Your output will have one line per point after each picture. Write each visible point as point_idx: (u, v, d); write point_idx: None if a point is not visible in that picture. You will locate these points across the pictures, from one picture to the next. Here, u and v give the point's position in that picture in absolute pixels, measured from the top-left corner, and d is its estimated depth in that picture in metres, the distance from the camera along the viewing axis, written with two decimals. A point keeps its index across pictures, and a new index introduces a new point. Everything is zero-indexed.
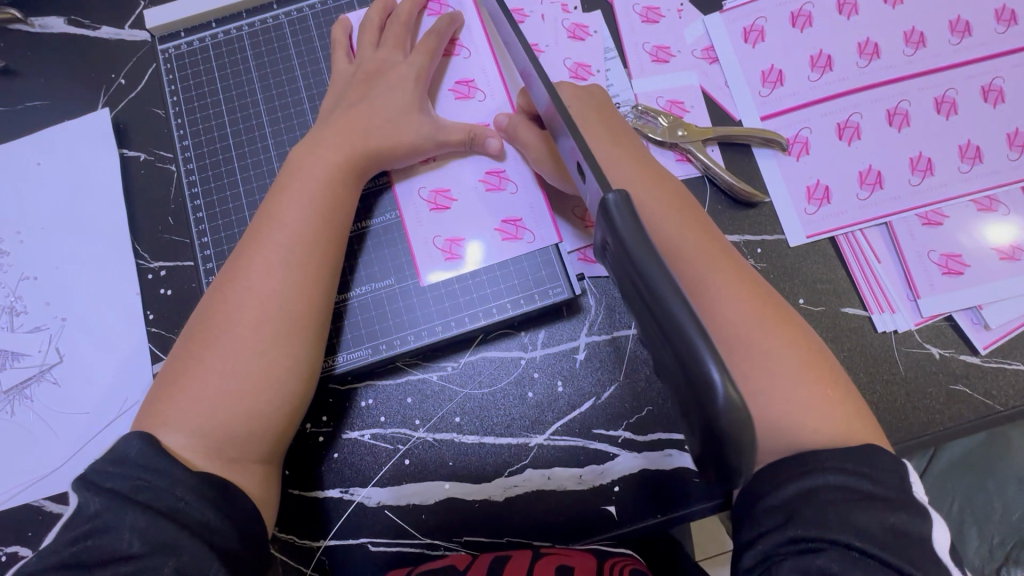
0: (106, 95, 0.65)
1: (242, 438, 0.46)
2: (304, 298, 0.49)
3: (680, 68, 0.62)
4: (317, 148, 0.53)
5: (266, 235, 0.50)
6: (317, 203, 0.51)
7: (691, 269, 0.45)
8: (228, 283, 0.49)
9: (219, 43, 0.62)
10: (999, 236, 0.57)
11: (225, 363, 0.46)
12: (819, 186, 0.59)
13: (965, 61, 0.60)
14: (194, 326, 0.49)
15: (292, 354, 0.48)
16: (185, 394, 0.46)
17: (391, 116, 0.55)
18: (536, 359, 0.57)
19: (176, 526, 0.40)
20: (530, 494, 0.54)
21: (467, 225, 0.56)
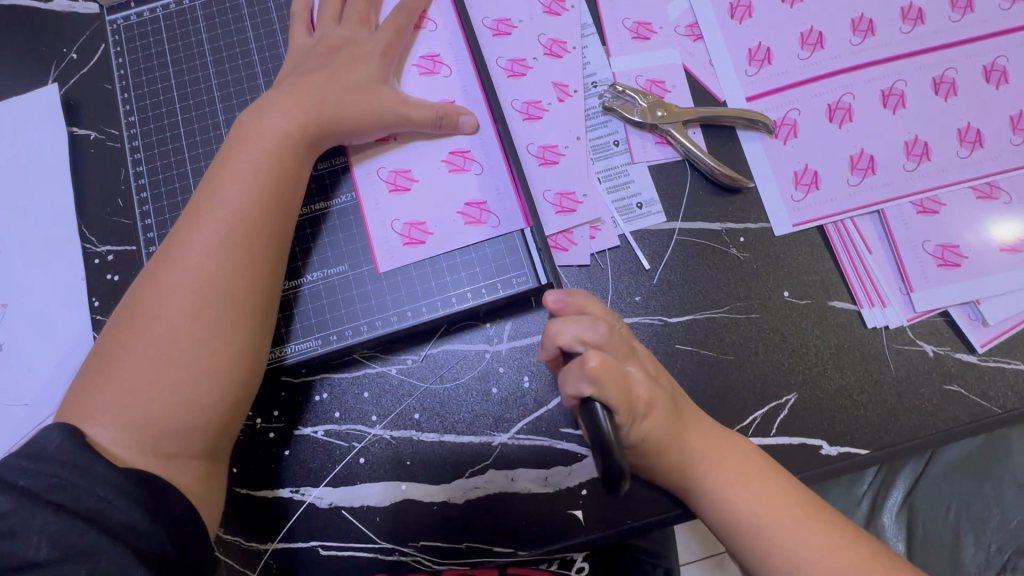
0: (56, 71, 0.62)
1: (180, 432, 0.43)
2: (246, 283, 0.45)
3: (662, 46, 0.58)
4: (264, 121, 0.49)
5: (205, 215, 0.46)
6: (262, 179, 0.47)
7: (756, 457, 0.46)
8: (163, 265, 0.45)
9: (171, 15, 0.58)
10: (1002, 232, 0.53)
11: (159, 351, 0.43)
12: (807, 171, 0.55)
13: (966, 39, 0.56)
14: (125, 311, 0.45)
15: (234, 344, 0.44)
16: (115, 384, 0.42)
17: (349, 91, 0.51)
18: (501, 353, 0.53)
19: (94, 530, 0.37)
20: (492, 497, 0.51)
21: (428, 208, 0.52)
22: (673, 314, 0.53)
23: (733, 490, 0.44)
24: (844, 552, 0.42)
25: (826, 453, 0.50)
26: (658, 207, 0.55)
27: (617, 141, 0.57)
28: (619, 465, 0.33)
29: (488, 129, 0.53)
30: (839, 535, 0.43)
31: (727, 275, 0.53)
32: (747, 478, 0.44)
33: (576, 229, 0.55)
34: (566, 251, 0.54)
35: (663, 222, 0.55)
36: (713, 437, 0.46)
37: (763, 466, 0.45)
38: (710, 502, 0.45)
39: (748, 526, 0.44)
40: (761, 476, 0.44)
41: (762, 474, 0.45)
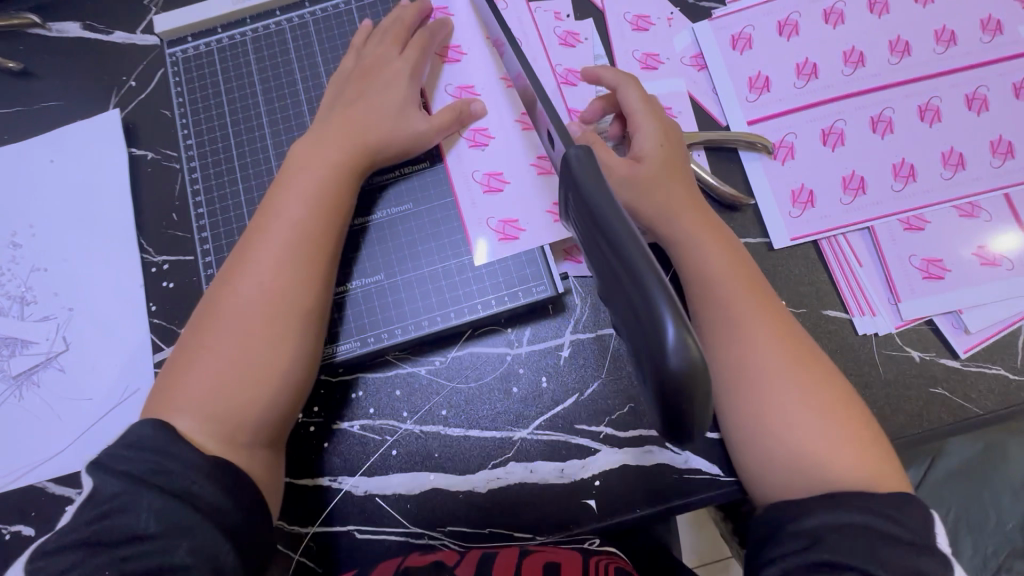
0: (117, 97, 0.68)
1: (251, 424, 0.47)
2: (304, 292, 0.50)
3: (669, 75, 0.64)
4: (318, 148, 0.55)
5: (266, 231, 0.51)
6: (320, 198, 0.53)
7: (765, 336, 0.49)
8: (233, 275, 0.51)
9: (224, 48, 0.65)
10: (1002, 246, 0.57)
11: (229, 351, 0.48)
12: (803, 190, 0.60)
13: (950, 70, 0.61)
14: (199, 318, 0.50)
15: (293, 344, 0.49)
16: (193, 379, 0.47)
17: (394, 116, 0.57)
18: (522, 355, 0.58)
19: (189, 507, 0.42)
20: (512, 486, 0.56)
21: (521, 206, 0.57)
22: None
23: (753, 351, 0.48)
24: (822, 397, 0.47)
25: None
26: None
27: None
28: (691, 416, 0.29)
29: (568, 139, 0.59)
30: (821, 387, 0.48)
31: None
32: (756, 308, 0.49)
33: None
34: (581, 263, 0.59)
35: None
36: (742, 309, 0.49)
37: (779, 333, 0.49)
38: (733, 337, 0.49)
39: (748, 368, 0.48)
40: (763, 305, 0.50)
41: (741, 265, 0.51)
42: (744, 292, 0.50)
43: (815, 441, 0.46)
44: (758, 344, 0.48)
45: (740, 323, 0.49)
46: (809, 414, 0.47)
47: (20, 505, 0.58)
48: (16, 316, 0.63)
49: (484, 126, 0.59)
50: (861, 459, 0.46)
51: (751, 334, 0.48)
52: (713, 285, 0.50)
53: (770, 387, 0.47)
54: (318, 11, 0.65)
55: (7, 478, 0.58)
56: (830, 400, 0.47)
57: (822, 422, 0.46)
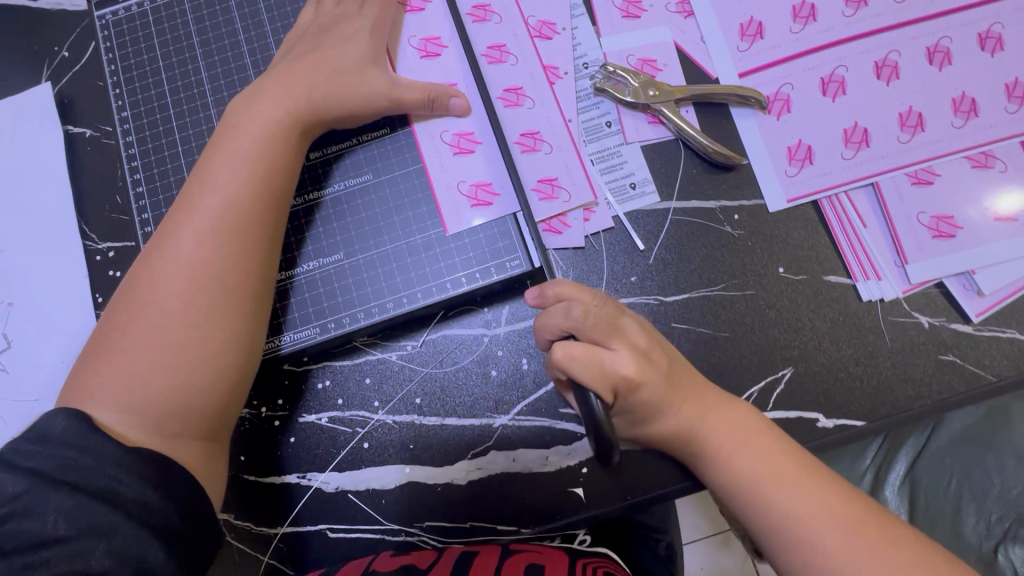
0: (48, 68, 0.62)
1: (182, 411, 0.42)
2: (240, 268, 0.45)
3: (653, 24, 0.58)
4: (256, 108, 0.49)
5: (198, 200, 0.46)
6: (254, 166, 0.47)
7: (734, 427, 0.45)
8: (157, 251, 0.45)
9: (159, 8, 0.58)
10: (997, 199, 0.53)
11: (156, 334, 0.43)
12: (801, 146, 0.55)
13: (958, 7, 0.55)
14: (120, 298, 0.45)
15: (227, 328, 0.44)
16: (115, 363, 0.42)
17: (346, 75, 0.51)
18: (500, 336, 0.54)
19: (109, 508, 0.36)
20: (494, 477, 0.52)
21: (494, 169, 0.52)
22: (669, 293, 0.53)
23: (726, 448, 0.44)
24: (834, 511, 0.41)
25: (823, 425, 0.50)
26: (652, 187, 0.55)
27: (609, 122, 0.57)
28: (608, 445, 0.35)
29: (554, 111, 0.56)
30: (833, 496, 0.42)
31: (723, 252, 0.54)
32: (774, 474, 0.43)
33: (569, 212, 0.55)
34: (561, 233, 0.54)
35: (657, 202, 0.55)
36: (712, 402, 0.45)
37: (755, 426, 0.45)
38: (748, 508, 0.43)
39: (747, 493, 0.43)
40: (746, 423, 0.45)
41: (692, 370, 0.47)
42: (761, 470, 0.43)
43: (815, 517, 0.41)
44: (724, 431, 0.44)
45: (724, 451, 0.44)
46: (828, 534, 0.40)
47: None
48: None
49: (454, 82, 0.54)
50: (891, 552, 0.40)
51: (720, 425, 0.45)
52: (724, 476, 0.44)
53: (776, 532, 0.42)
54: None
55: None
56: (850, 510, 0.41)
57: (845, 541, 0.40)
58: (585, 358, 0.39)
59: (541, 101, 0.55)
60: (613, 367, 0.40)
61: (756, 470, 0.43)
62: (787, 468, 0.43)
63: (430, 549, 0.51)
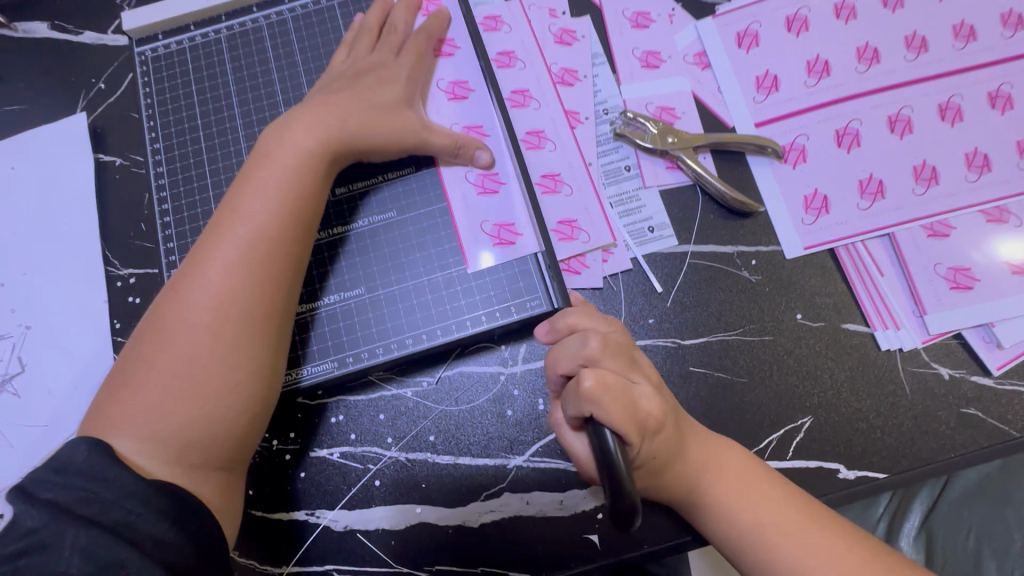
0: (85, 100, 0.64)
1: (205, 442, 0.42)
2: (263, 299, 0.45)
3: (671, 74, 0.60)
4: (286, 136, 0.50)
5: (227, 227, 0.46)
6: (283, 194, 0.48)
7: (739, 480, 0.44)
8: (185, 278, 0.45)
9: (196, 46, 0.61)
10: (1015, 252, 0.53)
11: (178, 364, 0.43)
12: (817, 196, 0.56)
13: (968, 68, 0.57)
14: (147, 324, 0.45)
15: (251, 356, 0.44)
16: (137, 392, 0.42)
17: (377, 113, 0.52)
18: (516, 375, 0.54)
19: (123, 544, 0.36)
20: (508, 520, 0.51)
21: (517, 210, 0.54)
22: (687, 336, 0.53)
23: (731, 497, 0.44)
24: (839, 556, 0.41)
25: (844, 476, 0.49)
26: (670, 230, 0.56)
27: (628, 166, 0.58)
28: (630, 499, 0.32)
29: (574, 154, 0.57)
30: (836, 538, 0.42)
31: (740, 297, 0.54)
32: (786, 532, 0.42)
33: (588, 253, 0.55)
34: (579, 274, 0.55)
35: (676, 245, 0.56)
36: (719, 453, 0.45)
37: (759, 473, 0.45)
38: (752, 560, 0.43)
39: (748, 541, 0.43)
40: (747, 463, 0.46)
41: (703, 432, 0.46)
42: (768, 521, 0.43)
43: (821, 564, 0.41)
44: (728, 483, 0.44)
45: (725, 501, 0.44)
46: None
47: None
48: None
49: (479, 124, 0.56)
50: None
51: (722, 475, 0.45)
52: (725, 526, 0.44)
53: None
54: (297, 7, 0.61)
55: None
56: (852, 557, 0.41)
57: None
58: (608, 379, 0.39)
59: (562, 144, 0.57)
60: (637, 399, 0.40)
61: (756, 512, 0.43)
62: (786, 508, 0.43)
63: None
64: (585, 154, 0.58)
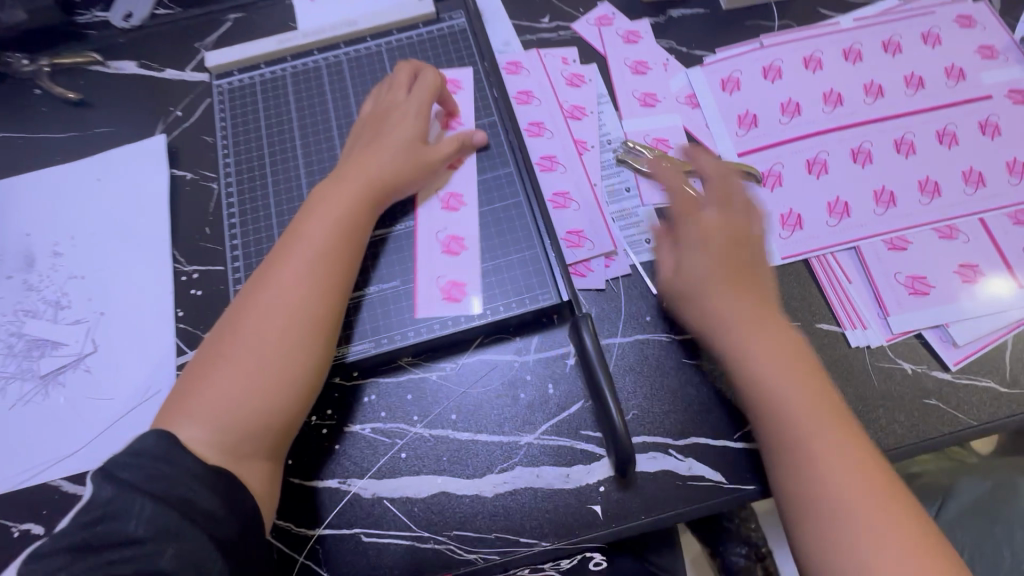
0: (164, 124, 0.76)
1: (258, 434, 0.50)
2: (320, 316, 0.54)
3: (666, 111, 0.70)
4: (346, 176, 0.60)
5: (292, 250, 0.55)
6: (339, 225, 0.57)
7: (816, 424, 0.48)
8: (254, 292, 0.54)
9: (265, 81, 0.72)
10: (997, 288, 0.60)
11: (250, 364, 0.51)
12: (792, 214, 0.64)
13: (918, 110, 0.67)
14: (219, 329, 0.54)
15: (304, 362, 0.52)
16: (206, 388, 0.50)
17: (409, 156, 0.62)
18: (529, 363, 0.61)
19: (180, 514, 0.42)
20: (520, 491, 0.56)
21: (471, 272, 0.62)
22: (680, 332, 0.61)
23: (813, 433, 0.48)
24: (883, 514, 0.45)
25: None
26: None
27: (628, 187, 0.67)
28: (626, 455, 0.53)
29: (582, 177, 0.67)
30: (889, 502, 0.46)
31: None
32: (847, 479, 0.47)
33: (593, 259, 0.64)
34: (586, 277, 0.63)
35: None
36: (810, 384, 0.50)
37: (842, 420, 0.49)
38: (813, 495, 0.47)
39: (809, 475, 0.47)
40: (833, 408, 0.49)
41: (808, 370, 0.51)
42: (847, 456, 0.47)
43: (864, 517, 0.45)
44: (813, 422, 0.49)
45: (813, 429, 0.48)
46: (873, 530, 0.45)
47: (33, 502, 0.59)
48: (50, 319, 0.66)
49: (458, 192, 0.65)
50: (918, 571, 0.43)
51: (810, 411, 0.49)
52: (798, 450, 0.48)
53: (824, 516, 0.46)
54: (351, 52, 0.73)
55: (24, 475, 0.60)
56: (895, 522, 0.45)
57: (900, 544, 0.44)
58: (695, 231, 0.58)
59: (571, 168, 0.67)
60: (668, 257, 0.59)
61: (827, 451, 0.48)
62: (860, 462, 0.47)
63: (456, 562, 0.55)
64: (591, 176, 0.67)
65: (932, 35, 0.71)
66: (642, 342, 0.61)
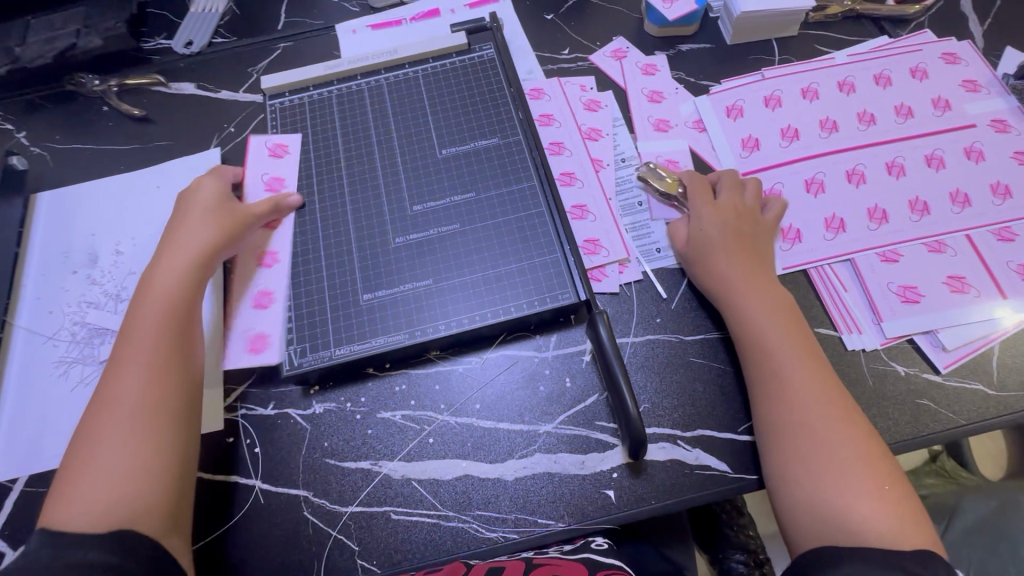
0: (218, 138, 0.83)
1: (144, 499, 0.52)
2: (170, 389, 0.57)
3: (676, 134, 0.77)
4: (165, 253, 0.65)
5: (134, 330, 0.59)
6: (136, 294, 0.62)
7: (797, 380, 0.56)
8: (112, 382, 0.57)
9: (313, 101, 0.80)
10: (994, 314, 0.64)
11: (109, 454, 0.53)
12: (793, 228, 0.70)
13: (908, 137, 0.73)
14: (85, 424, 0.55)
15: (174, 423, 0.56)
16: (82, 476, 0.52)
17: (222, 235, 0.66)
18: (548, 358, 0.66)
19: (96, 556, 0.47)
20: (538, 475, 0.61)
21: (275, 326, 0.67)
22: (688, 333, 0.66)
23: (798, 387, 0.56)
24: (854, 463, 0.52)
25: None
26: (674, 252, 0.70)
27: (640, 202, 0.73)
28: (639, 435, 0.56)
29: (598, 191, 0.74)
30: (857, 450, 0.53)
31: None
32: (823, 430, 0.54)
33: (608, 265, 0.70)
34: (602, 281, 0.69)
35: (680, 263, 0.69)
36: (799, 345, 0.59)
37: (826, 380, 0.56)
38: (793, 444, 0.54)
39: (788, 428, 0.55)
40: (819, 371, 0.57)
41: (797, 338, 0.59)
42: (825, 415, 0.54)
43: (834, 464, 0.52)
44: (800, 376, 0.56)
45: (802, 392, 0.55)
46: (843, 475, 0.51)
47: None
48: (110, 309, 0.73)
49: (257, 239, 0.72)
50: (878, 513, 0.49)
51: (799, 368, 0.57)
52: (795, 412, 0.55)
53: (806, 461, 0.53)
54: (390, 78, 0.81)
55: None
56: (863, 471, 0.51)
57: (866, 488, 0.51)
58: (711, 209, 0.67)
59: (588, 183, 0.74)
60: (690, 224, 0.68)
61: (808, 407, 0.55)
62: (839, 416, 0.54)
63: (477, 540, 0.59)
64: (606, 191, 0.73)
65: (920, 70, 0.78)
66: (654, 341, 0.66)
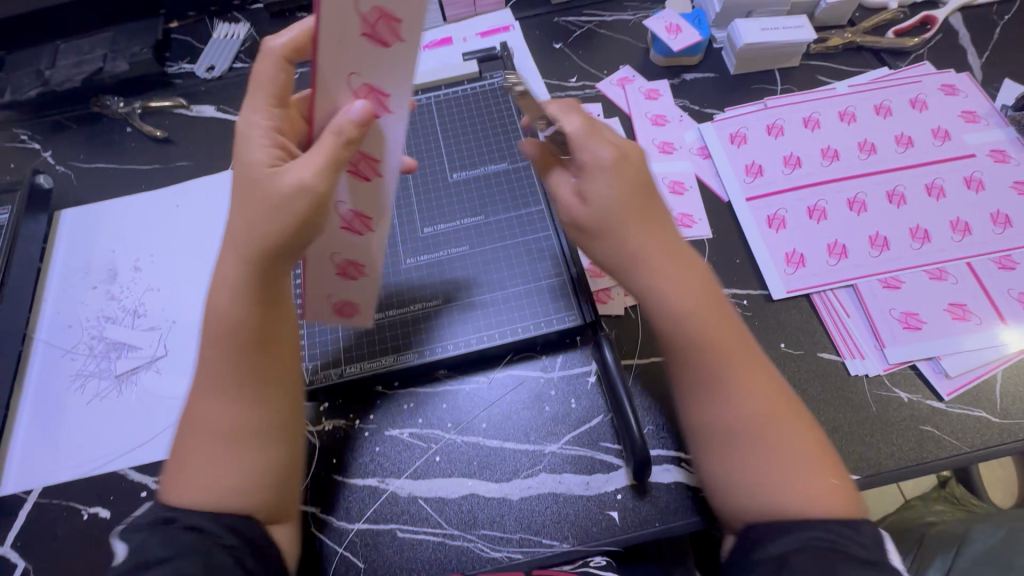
0: None
1: (266, 498, 0.50)
2: (262, 412, 0.50)
3: (681, 159, 0.79)
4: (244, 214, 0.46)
5: (212, 326, 0.50)
6: (248, 290, 0.48)
7: (718, 370, 0.50)
8: (205, 377, 0.50)
9: None
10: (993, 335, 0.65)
11: (205, 477, 0.48)
12: (796, 253, 0.71)
13: (908, 166, 0.75)
14: (187, 416, 0.50)
15: (277, 431, 0.51)
16: (192, 471, 0.48)
17: (275, 237, 0.45)
18: (554, 379, 0.67)
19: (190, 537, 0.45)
20: (543, 496, 0.61)
21: None
22: None
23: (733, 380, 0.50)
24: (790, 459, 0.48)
25: None
26: None
27: None
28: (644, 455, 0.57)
29: None
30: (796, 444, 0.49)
31: None
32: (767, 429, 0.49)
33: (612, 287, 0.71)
34: (607, 302, 0.70)
35: None
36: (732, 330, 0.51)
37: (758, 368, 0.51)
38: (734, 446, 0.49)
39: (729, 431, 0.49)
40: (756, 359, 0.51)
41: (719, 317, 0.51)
42: (760, 411, 0.49)
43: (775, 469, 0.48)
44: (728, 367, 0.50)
45: (740, 389, 0.49)
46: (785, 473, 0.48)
47: (101, 487, 0.65)
48: (127, 325, 0.75)
49: None
50: (823, 501, 0.47)
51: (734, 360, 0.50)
52: (734, 415, 0.49)
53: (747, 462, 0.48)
54: None
55: (95, 463, 0.66)
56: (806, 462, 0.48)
57: (811, 482, 0.47)
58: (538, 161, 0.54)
59: None
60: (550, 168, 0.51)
61: (746, 403, 0.49)
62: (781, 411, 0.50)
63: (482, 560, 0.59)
64: None
65: (919, 101, 0.80)
66: (658, 364, 0.67)
